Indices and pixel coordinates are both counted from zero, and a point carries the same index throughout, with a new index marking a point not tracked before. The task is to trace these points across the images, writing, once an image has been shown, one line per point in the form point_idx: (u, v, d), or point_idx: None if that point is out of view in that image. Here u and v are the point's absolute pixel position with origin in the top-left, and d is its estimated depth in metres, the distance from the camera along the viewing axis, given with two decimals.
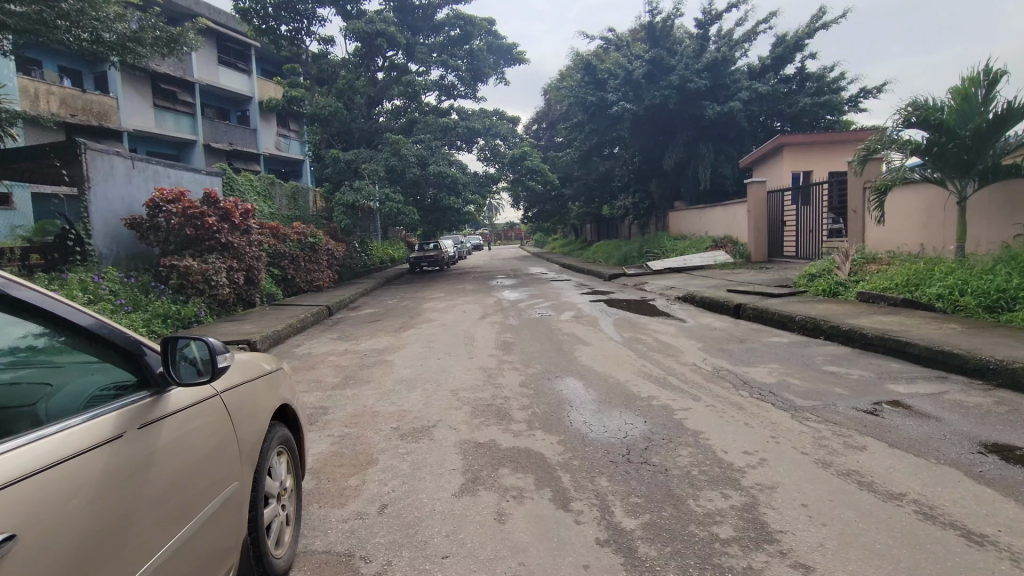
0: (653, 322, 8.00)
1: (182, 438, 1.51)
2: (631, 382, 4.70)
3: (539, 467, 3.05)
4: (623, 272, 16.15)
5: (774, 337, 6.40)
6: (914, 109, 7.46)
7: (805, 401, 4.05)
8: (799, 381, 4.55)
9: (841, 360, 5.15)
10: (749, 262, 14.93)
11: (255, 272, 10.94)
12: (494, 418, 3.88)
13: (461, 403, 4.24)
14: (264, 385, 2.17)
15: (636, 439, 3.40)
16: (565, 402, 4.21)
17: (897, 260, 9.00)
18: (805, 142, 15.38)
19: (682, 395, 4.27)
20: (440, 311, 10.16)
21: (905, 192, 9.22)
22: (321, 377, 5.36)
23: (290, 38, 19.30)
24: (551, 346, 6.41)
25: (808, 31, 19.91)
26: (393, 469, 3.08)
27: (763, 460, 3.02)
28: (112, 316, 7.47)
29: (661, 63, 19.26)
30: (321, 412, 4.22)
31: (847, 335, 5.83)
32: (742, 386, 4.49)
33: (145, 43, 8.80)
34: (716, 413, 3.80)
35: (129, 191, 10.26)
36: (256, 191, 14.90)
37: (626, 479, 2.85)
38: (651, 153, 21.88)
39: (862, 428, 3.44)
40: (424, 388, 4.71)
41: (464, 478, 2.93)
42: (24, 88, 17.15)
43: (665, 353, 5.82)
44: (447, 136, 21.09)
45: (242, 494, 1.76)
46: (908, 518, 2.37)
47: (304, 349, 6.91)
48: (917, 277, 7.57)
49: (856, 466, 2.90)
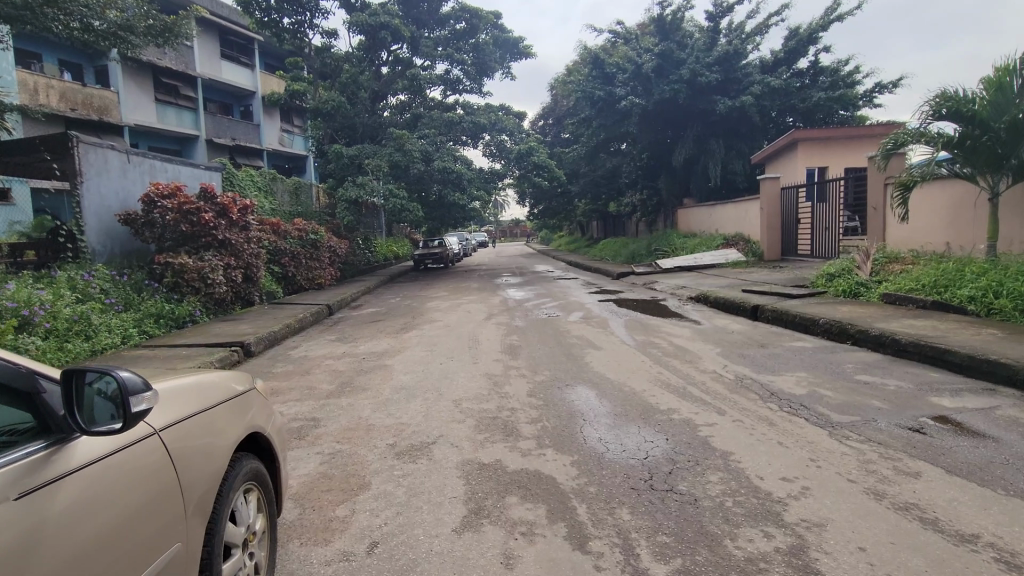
0: (667, 323, 7.64)
1: (97, 502, 1.19)
2: (647, 392, 4.35)
3: (551, 495, 2.70)
4: (631, 270, 15.78)
5: (797, 342, 6.02)
6: (944, 101, 7.09)
7: (842, 416, 3.68)
8: (831, 392, 4.19)
9: (873, 369, 4.78)
10: (762, 260, 14.52)
11: (253, 269, 10.61)
12: (499, 433, 3.53)
13: (464, 415, 3.89)
14: (226, 411, 1.83)
15: (658, 461, 3.04)
16: (577, 415, 3.86)
17: (921, 260, 8.61)
18: (820, 137, 14.96)
19: (705, 408, 3.91)
20: (444, 311, 9.83)
21: (930, 189, 8.85)
22: (317, 383, 5.04)
23: (293, 31, 19.02)
24: (559, 350, 6.07)
25: (821, 24, 19.45)
26: (386, 496, 2.74)
27: (806, 488, 2.66)
28: (101, 315, 7.16)
29: (671, 56, 18.86)
30: (311, 425, 3.88)
31: (877, 341, 5.46)
32: (769, 398, 4.13)
33: (137, 32, 8.47)
34: (745, 430, 3.45)
35: (124, 185, 9.98)
36: (257, 187, 14.60)
37: (650, 512, 2.50)
38: (660, 149, 21.45)
39: (912, 449, 3.07)
40: (424, 397, 4.38)
41: (466, 509, 2.58)
42: (24, 82, 16.87)
43: (682, 358, 5.46)
44: (453, 131, 20.56)
45: (189, 553, 1.44)
46: (987, 569, 2.01)
47: (300, 352, 6.59)
48: (946, 278, 7.17)
49: (912, 497, 2.54)
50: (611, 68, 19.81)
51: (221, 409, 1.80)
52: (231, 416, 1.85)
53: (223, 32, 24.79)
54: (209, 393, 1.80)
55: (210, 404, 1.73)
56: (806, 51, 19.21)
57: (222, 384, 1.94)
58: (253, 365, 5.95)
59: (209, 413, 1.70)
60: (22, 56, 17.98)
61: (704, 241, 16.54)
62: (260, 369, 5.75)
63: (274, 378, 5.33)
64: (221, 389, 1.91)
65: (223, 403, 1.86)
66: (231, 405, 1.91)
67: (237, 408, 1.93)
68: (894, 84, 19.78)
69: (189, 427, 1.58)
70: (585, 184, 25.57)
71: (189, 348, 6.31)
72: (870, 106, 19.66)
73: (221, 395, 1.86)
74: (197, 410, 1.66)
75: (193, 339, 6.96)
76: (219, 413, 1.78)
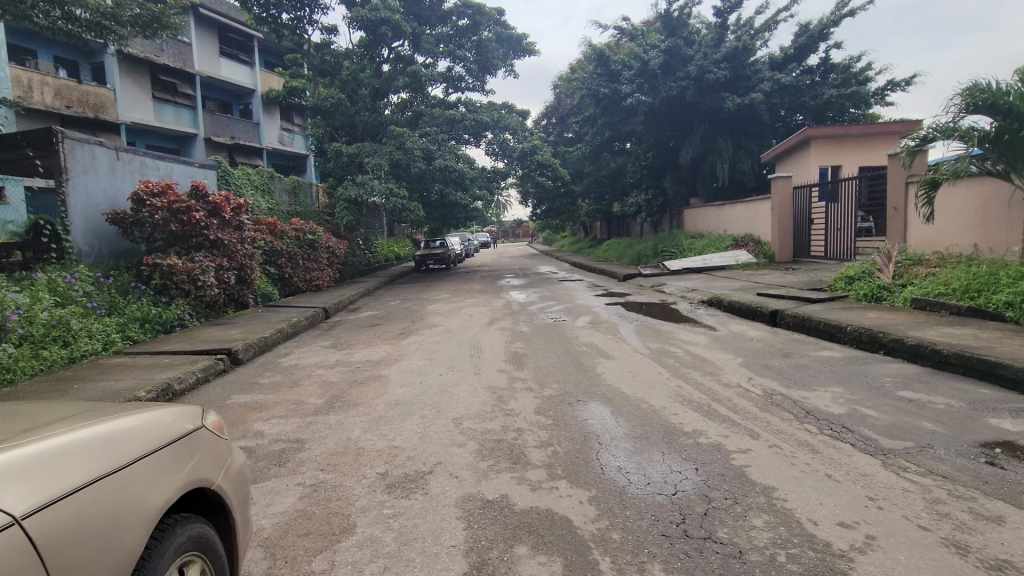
0: (681, 329, 7.22)
1: None
2: (669, 410, 3.92)
3: (567, 544, 2.28)
4: (638, 272, 15.34)
5: (825, 352, 5.59)
6: (979, 93, 6.68)
7: (893, 442, 3.25)
8: (874, 411, 3.77)
9: (916, 384, 4.35)
10: (774, 262, 14.08)
11: (247, 271, 10.19)
12: (505, 461, 3.11)
13: (466, 438, 3.47)
14: (146, 470, 1.46)
15: (690, 500, 2.62)
16: (593, 437, 3.44)
17: (947, 263, 8.20)
18: (834, 135, 14.53)
19: (736, 431, 3.49)
20: (445, 314, 9.42)
21: (957, 188, 8.44)
22: (306, 397, 4.63)
23: (292, 27, 18.62)
24: (567, 359, 5.64)
25: (833, 20, 19.03)
26: (373, 545, 2.32)
27: (872, 539, 2.23)
28: (81, 319, 6.76)
29: (678, 53, 18.43)
30: (294, 448, 3.46)
31: (913, 352, 5.05)
32: (806, 418, 3.71)
33: (123, 21, 8.08)
34: (786, 459, 3.02)
35: (113, 183, 9.59)
36: (253, 186, 14.19)
37: (688, 570, 2.08)
38: (666, 148, 21.00)
39: (985, 486, 2.65)
40: (421, 414, 3.95)
41: (468, 563, 2.17)
42: (17, 78, 16.50)
43: (702, 369, 5.03)
44: (455, 129, 20.18)
45: None
46: None
47: (290, 360, 6.18)
48: (979, 282, 6.75)
49: (1001, 552, 2.12)
50: (616, 65, 19.39)
51: (136, 471, 1.43)
52: (155, 476, 1.48)
53: (222, 29, 24.43)
54: (121, 450, 1.44)
55: (116, 470, 1.37)
56: (816, 47, 18.79)
57: (148, 430, 1.56)
58: (241, 374, 5.54)
59: (113, 482, 1.34)
60: (16, 52, 17.61)
61: (713, 242, 16.09)
62: (248, 379, 5.34)
63: (261, 391, 4.92)
64: (145, 439, 1.53)
65: (146, 457, 1.49)
66: (161, 458, 1.53)
67: (169, 461, 1.56)
68: (906, 82, 19.38)
69: (74, 509, 1.23)
70: (589, 184, 25.12)
71: (173, 356, 5.91)
72: (881, 104, 19.25)
73: (143, 449, 1.49)
74: (93, 480, 1.31)
75: (178, 346, 6.52)
76: (132, 477, 1.41)
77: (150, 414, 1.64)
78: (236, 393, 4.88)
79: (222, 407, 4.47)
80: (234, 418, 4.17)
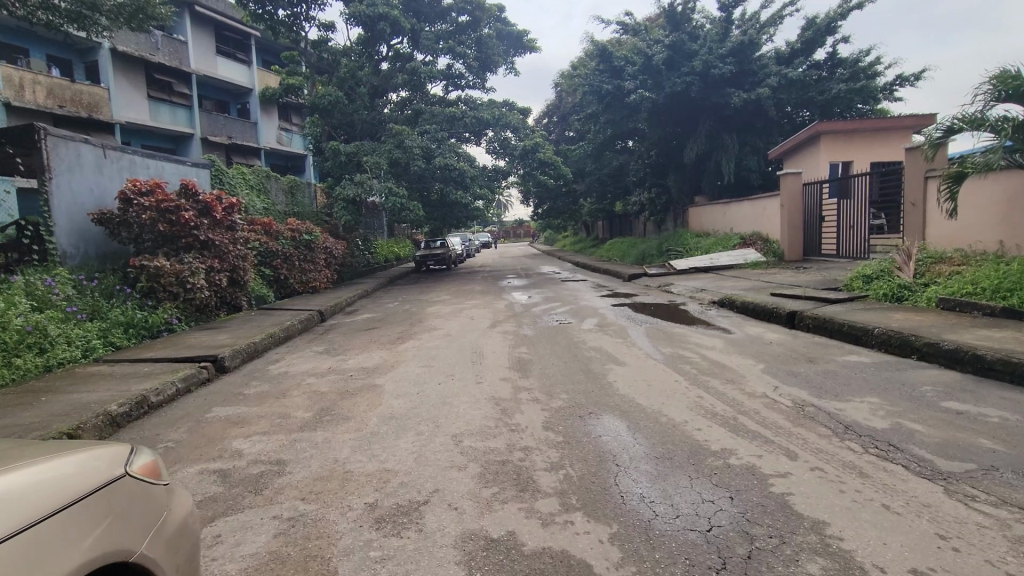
0: (693, 332, 6.85)
1: None
2: (692, 425, 3.53)
3: None
4: (643, 272, 14.95)
5: (852, 357, 5.22)
6: (1010, 81, 6.32)
7: (952, 463, 2.86)
8: (921, 425, 3.40)
9: (961, 393, 3.96)
10: (784, 261, 13.70)
11: (240, 273, 9.83)
12: (512, 488, 2.73)
13: (467, 459, 3.09)
14: (19, 551, 1.12)
15: (729, 538, 2.24)
16: (609, 459, 3.07)
17: (972, 261, 7.82)
18: (844, 130, 14.14)
19: (770, 450, 3.10)
20: (444, 317, 9.03)
21: (982, 182, 8.07)
22: (292, 410, 4.25)
23: (288, 24, 18.25)
24: (575, 365, 5.26)
25: (840, 13, 18.66)
26: None
27: None
28: (59, 324, 6.39)
29: (682, 48, 18.02)
30: (274, 472, 3.08)
31: (951, 357, 4.66)
32: (846, 434, 3.33)
33: (103, 10, 7.68)
34: (832, 486, 2.64)
35: (99, 182, 9.22)
36: (247, 185, 13.83)
37: None
38: (670, 144, 20.61)
39: None
40: (417, 431, 3.56)
41: None
42: (8, 77, 16.16)
43: (723, 377, 4.64)
44: (455, 126, 19.83)
45: None
46: None
47: (280, 367, 5.80)
48: (1010, 280, 6.38)
49: None
50: (619, 61, 19.02)
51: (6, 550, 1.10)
52: (32, 558, 1.13)
53: (219, 27, 24.11)
54: None
55: None
56: (823, 41, 18.42)
57: (33, 495, 1.21)
58: (227, 384, 5.17)
59: None
60: (7, 50, 17.26)
61: (720, 240, 15.70)
62: (233, 390, 4.95)
63: (245, 403, 4.53)
64: (23, 509, 1.18)
65: (19, 534, 1.14)
66: (44, 531, 1.18)
67: (59, 533, 1.20)
68: (915, 77, 19.02)
69: None
70: (592, 183, 24.73)
71: (154, 364, 5.53)
72: (890, 99, 18.91)
73: (16, 523, 1.14)
74: None
75: (162, 353, 6.13)
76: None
77: (43, 468, 1.29)
78: (218, 405, 4.50)
79: (202, 421, 4.09)
80: (213, 435, 3.78)
